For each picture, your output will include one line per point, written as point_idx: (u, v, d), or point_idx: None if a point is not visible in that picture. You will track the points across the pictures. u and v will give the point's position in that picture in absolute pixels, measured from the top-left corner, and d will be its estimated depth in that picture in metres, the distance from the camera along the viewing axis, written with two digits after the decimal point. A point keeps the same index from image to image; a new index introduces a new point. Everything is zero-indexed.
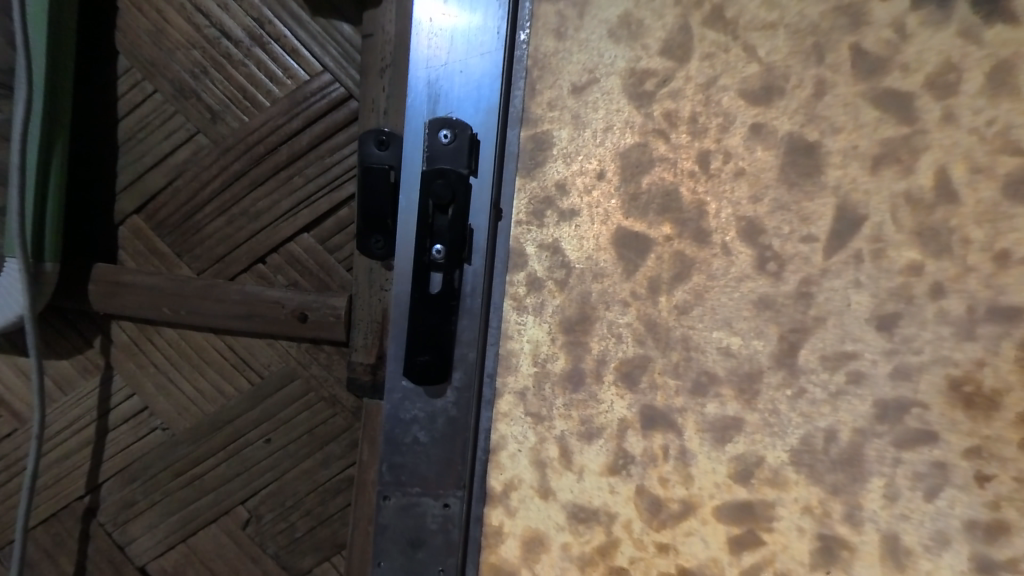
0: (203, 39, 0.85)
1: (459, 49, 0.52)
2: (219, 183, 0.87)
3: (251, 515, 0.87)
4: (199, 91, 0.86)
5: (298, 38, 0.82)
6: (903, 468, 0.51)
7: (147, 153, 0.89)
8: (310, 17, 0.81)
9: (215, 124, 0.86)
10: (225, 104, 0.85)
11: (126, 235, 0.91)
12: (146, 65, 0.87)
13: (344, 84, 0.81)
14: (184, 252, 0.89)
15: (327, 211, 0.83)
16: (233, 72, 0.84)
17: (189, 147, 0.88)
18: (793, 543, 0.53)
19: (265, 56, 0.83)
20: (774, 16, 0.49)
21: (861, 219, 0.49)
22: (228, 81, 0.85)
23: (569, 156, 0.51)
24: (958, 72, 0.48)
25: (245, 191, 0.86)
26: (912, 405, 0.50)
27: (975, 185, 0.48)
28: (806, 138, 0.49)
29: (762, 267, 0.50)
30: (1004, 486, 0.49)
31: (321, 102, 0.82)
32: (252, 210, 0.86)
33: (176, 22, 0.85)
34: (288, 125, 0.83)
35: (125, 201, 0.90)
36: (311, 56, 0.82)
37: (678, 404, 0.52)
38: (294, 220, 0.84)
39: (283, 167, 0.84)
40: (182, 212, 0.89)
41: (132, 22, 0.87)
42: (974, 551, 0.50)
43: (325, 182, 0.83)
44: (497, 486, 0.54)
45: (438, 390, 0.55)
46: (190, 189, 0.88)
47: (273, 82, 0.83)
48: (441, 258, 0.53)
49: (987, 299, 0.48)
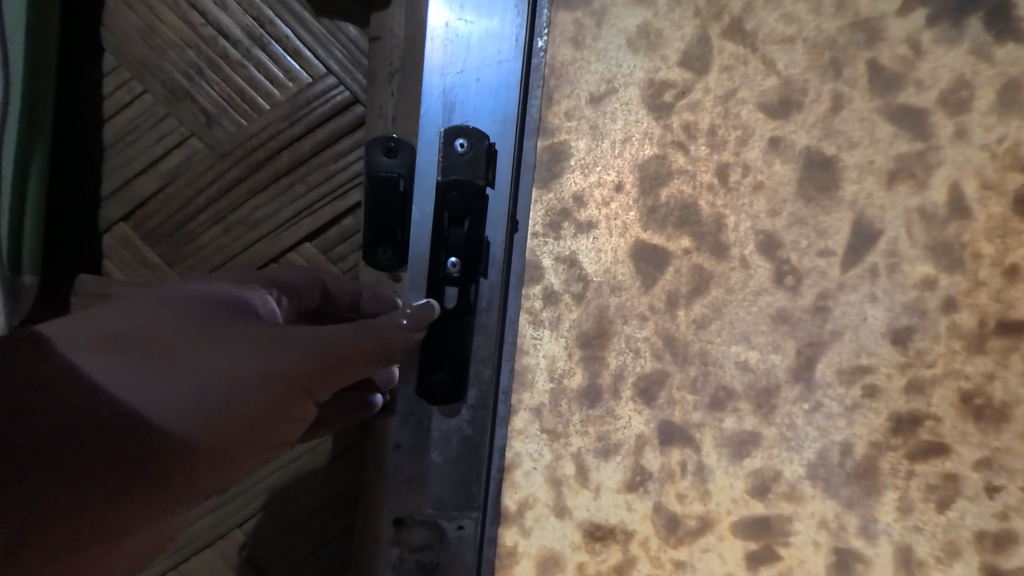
0: (199, 38, 0.81)
1: (474, 56, 0.51)
2: (214, 190, 0.83)
3: (248, 539, 0.83)
4: (193, 93, 0.82)
5: (301, 39, 0.79)
6: (916, 480, 0.51)
7: (136, 158, 0.85)
8: (313, 19, 0.78)
9: (210, 128, 0.82)
10: (221, 106, 0.82)
11: (112, 244, 0.86)
12: (136, 66, 0.83)
13: (350, 89, 0.79)
14: (177, 263, 0.85)
15: (330, 222, 0.81)
16: (229, 74, 0.81)
17: (181, 152, 0.84)
18: (809, 557, 0.52)
19: (265, 57, 0.80)
20: (793, 30, 0.49)
21: (877, 233, 0.50)
22: (224, 83, 0.81)
23: (586, 167, 0.50)
24: (971, 89, 0.48)
25: (242, 199, 0.82)
26: (925, 418, 0.51)
27: (986, 201, 0.49)
28: (823, 153, 0.49)
29: (780, 281, 0.50)
30: (1012, 497, 0.50)
31: (324, 107, 0.79)
32: (249, 219, 0.82)
33: (169, 19, 0.81)
34: (289, 131, 0.80)
35: (111, 209, 0.86)
36: (314, 58, 0.79)
37: (695, 419, 0.51)
38: (295, 229, 0.81)
39: (283, 175, 0.81)
40: (174, 220, 0.84)
41: (119, 18, 0.83)
42: (984, 562, 0.51)
43: (329, 191, 0.80)
44: (512, 506, 0.52)
45: (452, 408, 0.53)
46: (182, 196, 0.84)
47: (273, 85, 0.80)
48: (456, 271, 0.52)
49: (997, 313, 0.49)
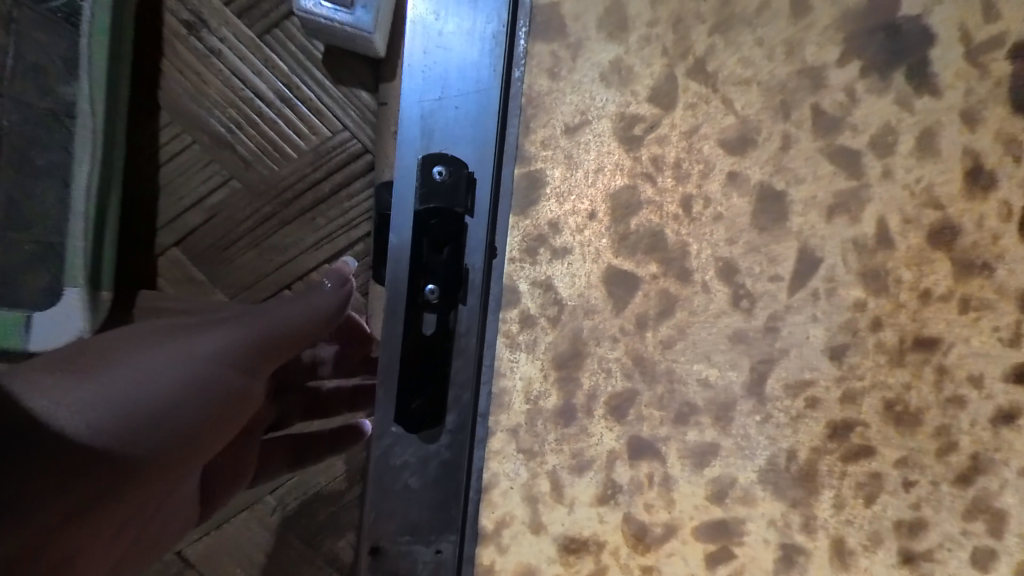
0: (241, 101, 1.10)
1: (452, 82, 0.51)
2: (251, 220, 1.11)
3: None
4: (235, 143, 1.10)
5: (321, 102, 1.09)
6: (849, 479, 0.58)
7: (187, 194, 1.12)
8: (331, 88, 1.09)
9: (249, 171, 1.11)
10: (257, 156, 1.10)
11: (165, 263, 1.12)
12: (187, 122, 1.11)
13: (361, 141, 1.10)
14: (217, 278, 1.12)
15: (343, 246, 1.11)
16: (265, 131, 1.10)
17: (225, 190, 1.12)
18: (760, 554, 0.58)
19: (294, 117, 1.10)
20: (749, 73, 0.53)
21: (819, 260, 0.55)
22: (259, 138, 1.10)
23: (562, 195, 0.52)
24: (895, 134, 0.55)
25: (273, 228, 1.11)
26: (856, 424, 0.57)
27: (906, 234, 0.55)
28: (774, 187, 0.54)
29: (737, 303, 0.55)
30: (924, 489, 0.58)
31: (340, 156, 1.10)
32: (279, 244, 1.11)
33: (218, 88, 1.10)
34: (311, 175, 1.10)
35: (164, 235, 1.12)
36: (332, 118, 1.10)
37: (662, 433, 0.55)
38: (316, 251, 1.10)
39: (307, 209, 1.11)
40: (217, 244, 1.12)
41: (175, 85, 1.10)
42: (901, 547, 0.58)
43: (342, 222, 1.10)
44: (490, 524, 0.53)
45: (432, 435, 0.53)
46: (225, 226, 1.12)
47: (300, 138, 1.10)
48: (435, 298, 0.52)
49: (914, 331, 0.56)
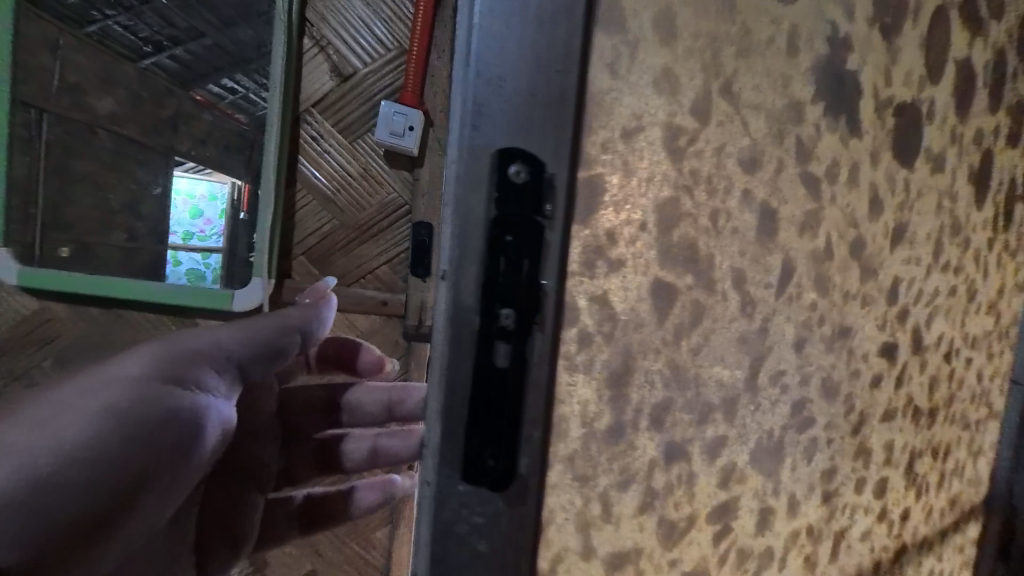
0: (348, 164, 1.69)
1: (517, 71, 0.46)
2: (345, 242, 1.70)
3: None
4: (338, 194, 1.70)
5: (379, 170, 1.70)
6: (800, 445, 0.71)
7: (306, 224, 1.70)
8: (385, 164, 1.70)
9: (345, 213, 1.70)
10: (348, 203, 1.70)
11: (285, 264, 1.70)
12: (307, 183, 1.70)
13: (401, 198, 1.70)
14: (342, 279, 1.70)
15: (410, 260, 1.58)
16: (357, 181, 1.69)
17: (331, 225, 1.71)
18: (746, 521, 0.67)
19: (374, 180, 1.70)
20: (760, 98, 0.58)
21: (793, 268, 0.65)
22: (350, 187, 1.69)
23: (619, 204, 0.49)
24: (839, 167, 0.67)
25: (353, 244, 1.71)
26: (806, 400, 0.70)
27: (840, 245, 0.70)
28: (771, 205, 0.61)
29: (744, 308, 0.60)
30: (838, 443, 0.76)
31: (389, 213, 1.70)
32: (361, 258, 1.71)
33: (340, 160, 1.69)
34: (377, 217, 1.70)
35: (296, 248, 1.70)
36: (386, 179, 1.70)
37: (688, 435, 0.58)
38: None
39: (370, 235, 1.71)
40: (324, 253, 1.71)
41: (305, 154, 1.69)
42: (824, 488, 0.75)
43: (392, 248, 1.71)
44: (544, 563, 0.49)
45: (508, 489, 0.47)
46: (335, 244, 1.71)
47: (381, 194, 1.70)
48: (511, 325, 0.46)
49: (840, 322, 0.72)
